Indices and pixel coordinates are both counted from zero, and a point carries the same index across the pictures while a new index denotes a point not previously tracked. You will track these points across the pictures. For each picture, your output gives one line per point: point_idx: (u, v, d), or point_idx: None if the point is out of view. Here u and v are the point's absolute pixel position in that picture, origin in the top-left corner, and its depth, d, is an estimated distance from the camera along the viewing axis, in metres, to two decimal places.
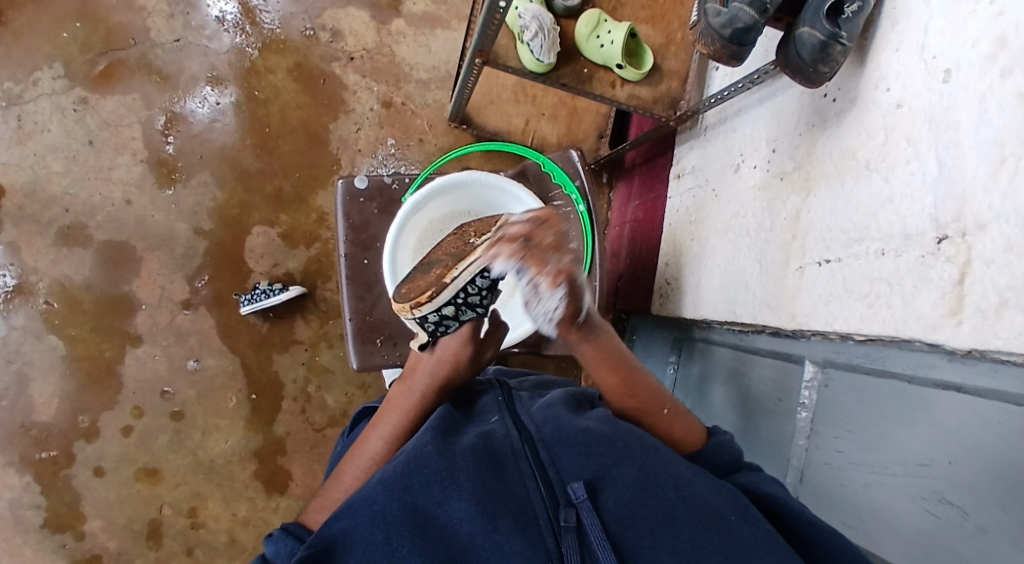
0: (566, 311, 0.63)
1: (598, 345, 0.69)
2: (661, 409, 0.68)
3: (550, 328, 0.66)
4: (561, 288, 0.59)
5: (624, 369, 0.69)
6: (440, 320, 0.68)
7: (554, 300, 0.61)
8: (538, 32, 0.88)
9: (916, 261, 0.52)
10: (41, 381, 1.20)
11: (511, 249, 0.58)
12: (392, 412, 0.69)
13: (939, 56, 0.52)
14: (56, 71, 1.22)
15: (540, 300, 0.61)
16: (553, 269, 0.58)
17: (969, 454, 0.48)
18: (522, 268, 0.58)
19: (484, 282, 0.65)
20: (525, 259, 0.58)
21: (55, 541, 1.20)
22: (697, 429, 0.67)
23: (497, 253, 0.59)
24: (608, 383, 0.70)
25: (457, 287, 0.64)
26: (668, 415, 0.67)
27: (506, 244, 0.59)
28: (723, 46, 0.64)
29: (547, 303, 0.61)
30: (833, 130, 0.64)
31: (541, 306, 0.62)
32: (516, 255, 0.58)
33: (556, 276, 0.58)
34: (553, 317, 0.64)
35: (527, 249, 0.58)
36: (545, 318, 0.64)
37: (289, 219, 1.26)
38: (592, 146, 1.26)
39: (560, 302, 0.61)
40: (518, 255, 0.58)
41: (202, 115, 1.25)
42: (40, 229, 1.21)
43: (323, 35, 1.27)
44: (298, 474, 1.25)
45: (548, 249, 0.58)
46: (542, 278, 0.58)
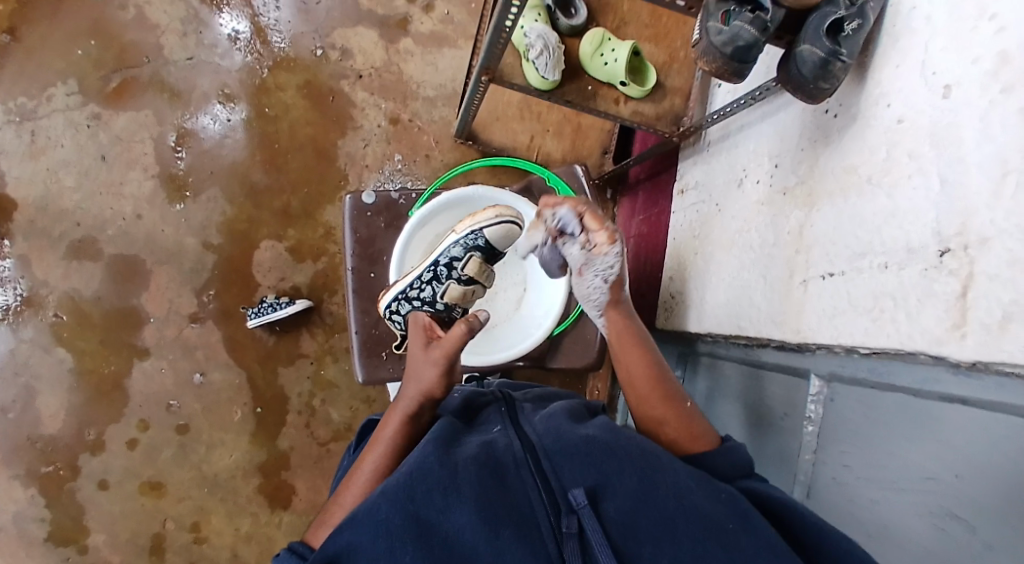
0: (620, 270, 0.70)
1: (634, 330, 0.76)
2: (684, 402, 0.71)
3: (601, 298, 0.73)
4: (616, 244, 0.67)
5: (653, 357, 0.75)
6: (394, 316, 0.83)
7: (610, 258, 0.68)
8: (543, 51, 0.90)
9: (919, 274, 0.53)
10: (48, 394, 1.21)
11: (578, 202, 0.66)
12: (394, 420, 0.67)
13: (939, 73, 0.53)
14: (69, 87, 1.24)
15: (598, 258, 0.68)
16: (611, 227, 0.67)
17: (975, 468, 0.48)
18: (584, 221, 0.66)
19: (427, 273, 0.79)
20: (587, 213, 0.66)
21: (58, 555, 1.20)
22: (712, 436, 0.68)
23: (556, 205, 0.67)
24: (635, 366, 0.74)
25: (403, 282, 0.81)
26: (688, 407, 0.71)
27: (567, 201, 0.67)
28: (725, 64, 0.65)
29: (604, 261, 0.68)
30: (836, 146, 0.65)
31: (597, 267, 0.69)
32: (581, 208, 0.66)
33: (614, 232, 0.67)
34: (608, 280, 0.71)
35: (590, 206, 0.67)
36: (599, 280, 0.71)
37: (297, 233, 1.27)
38: (596, 162, 1.27)
39: (616, 260, 0.68)
40: (582, 207, 0.66)
41: (213, 131, 1.27)
42: (51, 242, 1.22)
43: (332, 54, 1.30)
44: (302, 488, 1.25)
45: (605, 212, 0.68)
46: (602, 234, 0.66)
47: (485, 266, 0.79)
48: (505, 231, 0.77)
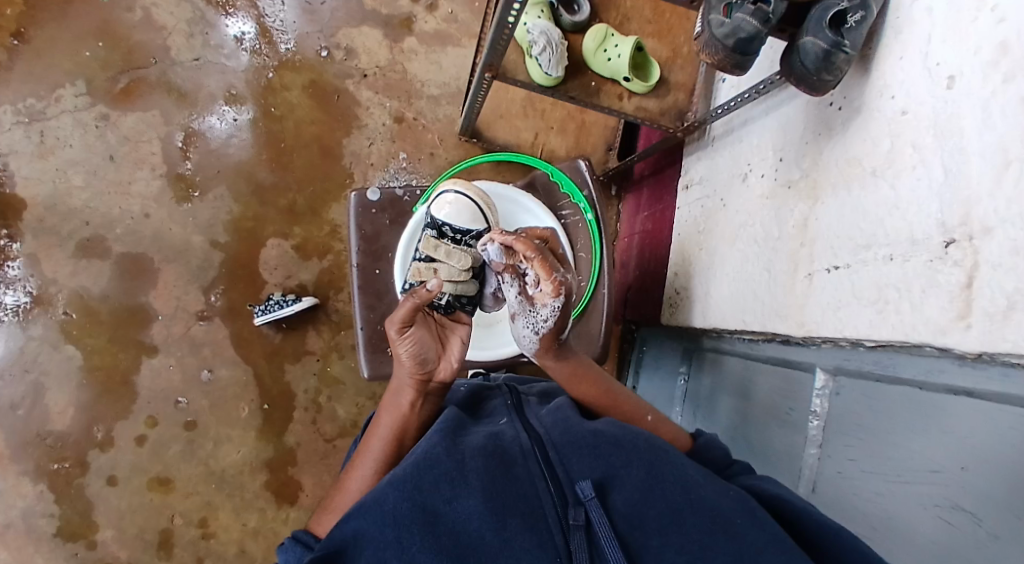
0: (554, 327, 0.67)
1: (574, 364, 0.72)
2: (646, 415, 0.71)
3: (531, 343, 0.70)
4: (559, 298, 0.64)
5: (602, 384, 0.72)
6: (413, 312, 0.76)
7: (548, 310, 0.65)
8: (546, 47, 0.91)
9: (924, 265, 0.53)
10: (58, 390, 1.22)
11: (525, 247, 0.63)
12: (400, 400, 0.68)
13: (942, 63, 0.53)
14: (77, 87, 1.25)
15: (534, 310, 0.66)
16: (558, 279, 0.63)
17: (981, 458, 0.48)
18: (535, 269, 0.63)
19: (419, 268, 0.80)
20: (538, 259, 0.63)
21: (67, 550, 1.21)
22: (685, 436, 0.69)
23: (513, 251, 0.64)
24: (588, 396, 0.71)
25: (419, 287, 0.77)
26: (652, 423, 0.71)
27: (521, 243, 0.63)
28: (727, 56, 0.65)
29: (540, 313, 0.66)
30: (839, 138, 0.65)
31: (533, 314, 0.66)
32: (532, 254, 0.63)
33: (561, 286, 0.63)
34: (539, 330, 0.67)
35: (542, 253, 0.63)
36: (530, 329, 0.68)
37: (303, 231, 1.28)
38: (600, 158, 1.28)
39: (553, 315, 0.65)
40: (533, 254, 0.63)
41: (220, 131, 1.28)
42: (60, 241, 1.24)
43: (337, 53, 1.31)
44: (309, 484, 1.26)
45: (556, 263, 0.64)
46: (548, 285, 0.63)
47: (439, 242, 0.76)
48: (455, 213, 0.80)
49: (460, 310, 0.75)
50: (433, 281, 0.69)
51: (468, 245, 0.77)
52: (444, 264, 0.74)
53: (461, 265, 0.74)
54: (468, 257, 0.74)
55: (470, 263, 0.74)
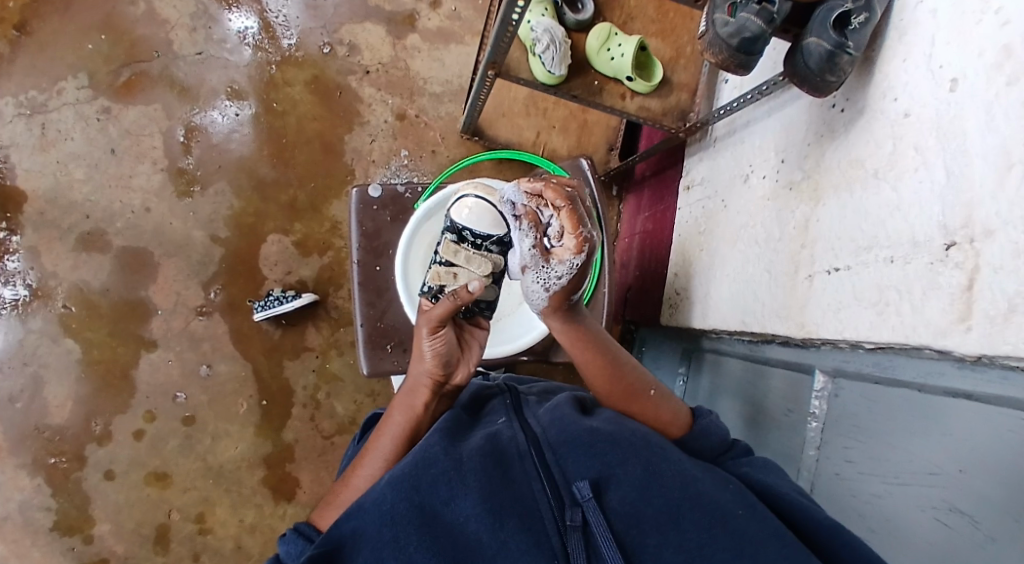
0: (566, 286, 0.63)
1: (580, 330, 0.70)
2: (646, 392, 0.68)
3: (540, 301, 0.65)
4: (580, 257, 0.60)
5: (606, 354, 0.70)
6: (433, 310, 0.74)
7: (564, 268, 0.61)
8: (549, 45, 0.90)
9: (925, 268, 0.53)
10: (57, 384, 1.22)
11: (558, 193, 0.59)
12: (416, 398, 0.67)
13: (945, 66, 0.53)
14: (79, 80, 1.25)
15: (548, 265, 0.61)
16: (584, 235, 0.59)
17: (980, 461, 0.48)
18: (562, 219, 0.59)
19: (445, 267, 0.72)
20: (567, 209, 0.60)
21: (64, 544, 1.21)
22: (684, 416, 0.67)
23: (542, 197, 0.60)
24: (588, 362, 0.70)
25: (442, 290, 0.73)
26: (654, 397, 0.68)
27: (553, 190, 0.60)
28: (731, 56, 0.65)
29: (554, 270, 0.61)
30: (842, 140, 0.65)
31: (546, 271, 0.62)
32: (563, 202, 0.59)
33: (585, 243, 0.59)
34: (549, 288, 0.63)
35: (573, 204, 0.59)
36: (539, 285, 0.63)
37: (303, 227, 1.28)
38: (602, 158, 1.28)
39: (568, 273, 0.61)
40: (564, 202, 0.59)
41: (222, 126, 1.28)
42: (61, 235, 1.23)
43: (340, 49, 1.31)
44: (306, 481, 1.26)
45: (585, 217, 0.60)
46: (573, 238, 0.59)
47: (459, 246, 0.71)
48: (473, 214, 0.70)
49: (478, 316, 0.73)
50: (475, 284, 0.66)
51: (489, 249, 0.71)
52: (464, 269, 0.72)
53: (482, 270, 0.71)
54: (488, 266, 0.71)
55: (491, 269, 0.71)
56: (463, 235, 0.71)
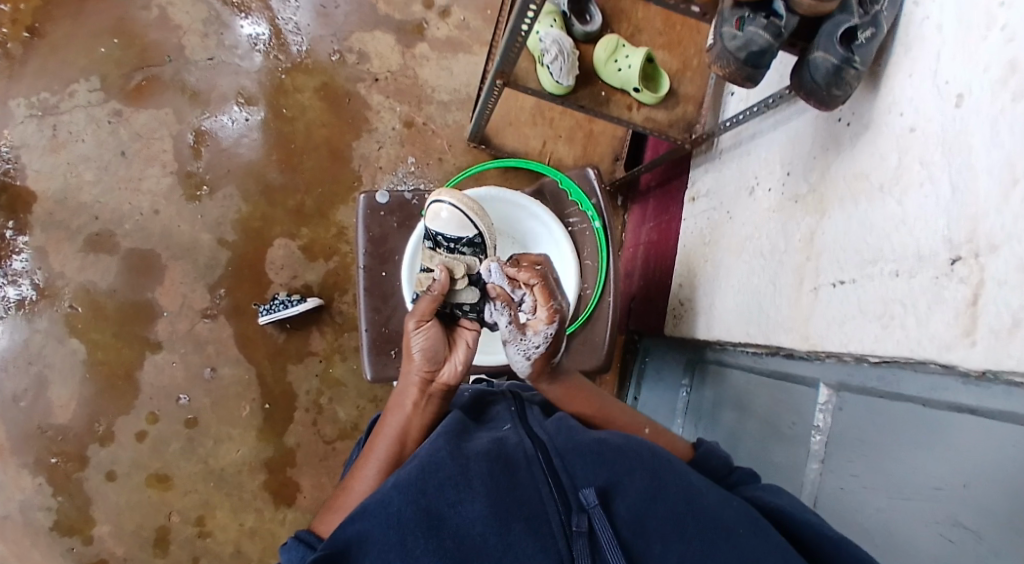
0: (543, 355, 0.67)
1: (567, 384, 0.72)
2: (642, 430, 0.72)
3: (522, 369, 0.68)
4: (554, 325, 0.66)
5: (597, 400, 0.73)
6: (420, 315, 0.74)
7: (541, 338, 0.66)
8: (558, 56, 0.92)
9: (930, 281, 0.53)
10: (61, 384, 1.22)
11: (531, 272, 0.67)
12: (406, 398, 0.67)
13: (950, 81, 0.53)
14: (91, 84, 1.26)
15: (525, 336, 0.66)
16: (555, 306, 0.66)
17: (984, 476, 0.48)
18: (536, 293, 0.66)
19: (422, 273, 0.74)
20: (540, 286, 0.66)
21: (64, 545, 1.21)
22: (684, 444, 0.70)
23: (516, 277, 0.67)
24: (585, 413, 0.71)
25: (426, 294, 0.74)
26: (649, 436, 0.72)
27: (525, 270, 0.67)
28: (739, 68, 0.65)
29: (532, 339, 0.66)
30: (847, 154, 0.66)
31: (524, 342, 0.66)
32: (535, 280, 0.66)
33: (557, 314, 0.66)
34: (529, 357, 0.67)
35: (544, 280, 0.67)
36: (520, 356, 0.67)
37: (310, 233, 1.29)
38: (607, 168, 1.29)
39: (544, 342, 0.66)
40: (536, 280, 0.66)
41: (231, 130, 1.29)
42: (69, 236, 1.24)
43: (350, 57, 1.32)
44: (307, 486, 1.26)
45: (555, 292, 0.67)
46: (545, 310, 0.66)
47: (435, 251, 0.72)
48: (446, 221, 0.71)
49: (463, 318, 0.70)
50: (440, 271, 0.68)
51: (462, 252, 0.71)
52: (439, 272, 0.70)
53: (456, 271, 0.69)
54: (461, 265, 0.70)
55: (465, 270, 0.70)
56: (439, 241, 0.72)
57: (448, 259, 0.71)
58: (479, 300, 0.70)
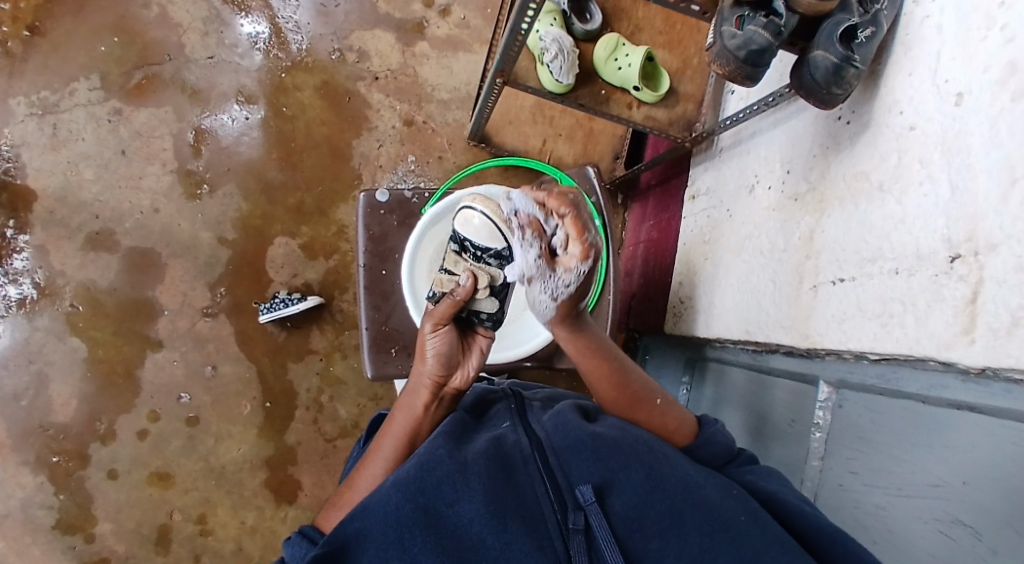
0: (573, 293, 0.62)
1: (588, 341, 0.69)
2: (655, 400, 0.69)
3: (548, 309, 0.64)
4: (587, 264, 0.58)
5: (616, 363, 0.70)
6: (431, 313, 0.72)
7: (571, 275, 0.59)
8: (557, 54, 0.92)
9: (929, 280, 0.53)
10: (61, 382, 1.22)
11: (561, 201, 0.57)
12: (417, 401, 0.67)
13: (951, 80, 0.53)
14: (91, 82, 1.26)
15: (552, 275, 0.60)
16: (589, 241, 0.57)
17: (982, 474, 0.48)
18: (565, 228, 0.57)
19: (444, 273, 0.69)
20: (571, 218, 0.57)
21: (65, 543, 1.21)
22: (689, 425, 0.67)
23: (546, 206, 0.58)
24: (590, 370, 0.70)
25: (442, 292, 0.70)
26: (660, 406, 0.68)
27: (556, 199, 0.57)
28: (738, 67, 0.65)
29: (559, 279, 0.60)
30: (847, 152, 0.66)
31: (553, 279, 0.60)
32: (566, 210, 0.57)
33: (591, 249, 0.57)
34: (557, 296, 0.62)
35: (577, 209, 0.57)
36: (546, 295, 0.62)
37: (310, 231, 1.29)
38: (608, 166, 1.29)
39: (573, 281, 0.60)
40: (567, 210, 0.57)
41: (231, 129, 1.29)
42: (69, 234, 1.24)
43: (350, 56, 1.32)
44: (308, 484, 1.26)
45: (590, 221, 0.58)
46: (577, 246, 0.57)
47: (460, 256, 0.67)
48: (476, 228, 0.65)
49: (478, 325, 0.69)
50: (466, 278, 0.65)
51: (490, 262, 0.66)
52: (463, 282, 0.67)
53: (482, 283, 0.66)
54: (486, 277, 0.66)
55: (489, 281, 0.66)
56: (466, 246, 0.66)
57: (474, 266, 0.66)
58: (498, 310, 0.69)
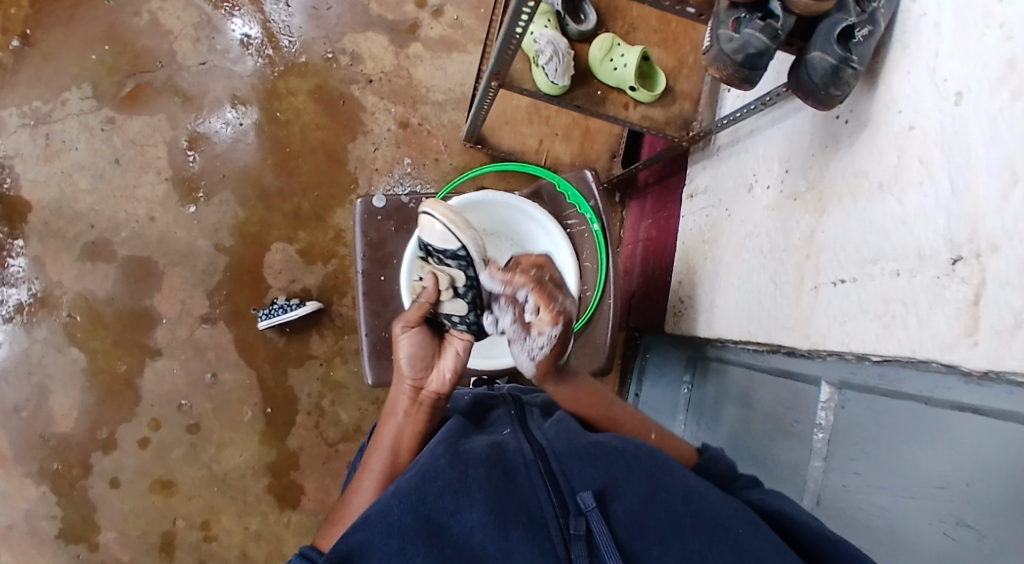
0: (550, 353, 0.66)
1: (575, 386, 0.71)
2: (649, 435, 0.70)
3: (528, 369, 0.68)
4: (558, 326, 0.64)
5: (605, 403, 0.71)
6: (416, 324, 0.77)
7: (545, 338, 0.64)
8: (552, 56, 0.91)
9: (931, 281, 0.53)
10: (62, 393, 1.22)
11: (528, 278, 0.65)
12: (397, 408, 0.67)
13: (949, 79, 0.53)
14: (84, 91, 1.25)
15: (530, 337, 0.65)
16: (557, 307, 0.63)
17: (985, 475, 0.48)
18: (533, 298, 0.63)
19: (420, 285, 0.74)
20: (538, 289, 0.64)
21: (69, 552, 1.21)
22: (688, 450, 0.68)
23: (512, 281, 0.65)
24: (592, 417, 0.70)
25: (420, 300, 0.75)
26: (655, 440, 0.69)
27: (521, 275, 0.65)
28: (736, 71, 0.65)
29: (535, 341, 0.65)
30: (847, 151, 0.66)
31: (529, 342, 0.65)
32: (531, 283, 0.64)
33: (559, 315, 0.63)
34: (535, 357, 0.66)
35: (541, 283, 0.64)
36: (526, 355, 0.67)
37: (307, 236, 1.28)
38: (605, 165, 1.28)
39: (549, 342, 0.65)
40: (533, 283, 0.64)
41: (225, 135, 1.28)
42: (66, 244, 1.24)
43: (343, 59, 1.31)
44: (311, 488, 1.26)
45: (557, 291, 0.65)
46: (547, 312, 0.63)
47: (426, 262, 0.72)
48: (435, 234, 0.71)
49: (451, 328, 0.71)
50: (428, 278, 0.70)
51: (446, 262, 0.70)
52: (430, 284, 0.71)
53: (443, 285, 0.70)
54: (446, 277, 0.70)
55: (450, 282, 0.70)
56: (430, 251, 0.72)
57: (437, 268, 0.71)
58: (467, 310, 0.70)
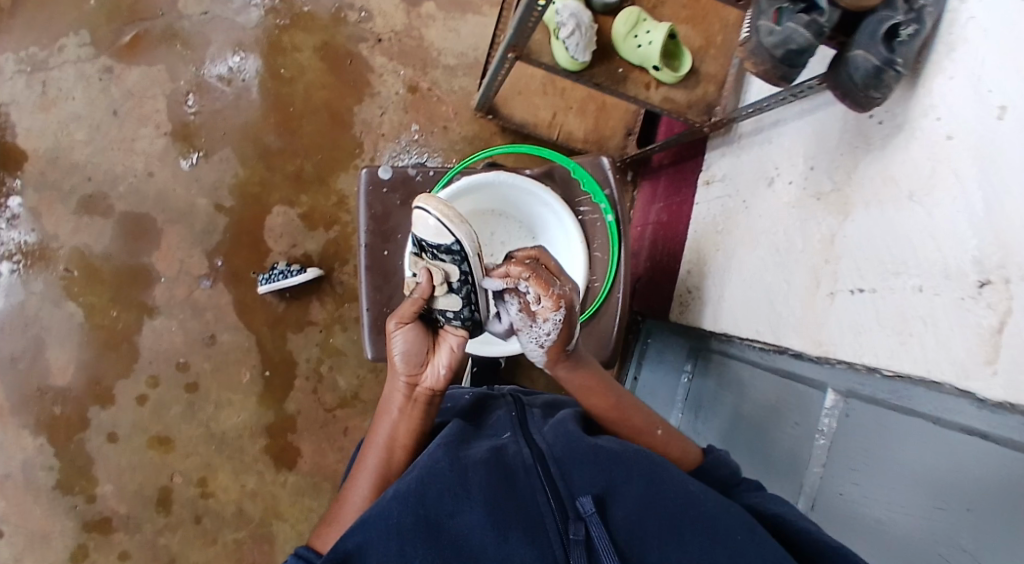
0: (558, 339, 0.66)
1: (587, 373, 0.70)
2: (655, 431, 0.69)
3: (539, 357, 0.69)
4: (560, 311, 0.63)
5: (614, 394, 0.70)
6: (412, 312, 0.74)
7: (551, 325, 0.64)
8: (575, 30, 0.85)
9: (954, 302, 0.51)
10: (59, 346, 1.21)
11: (520, 267, 0.64)
12: (392, 404, 0.67)
13: (994, 91, 0.50)
14: (81, 38, 1.20)
15: (535, 325, 0.65)
16: (556, 292, 0.63)
17: (988, 503, 0.48)
18: (532, 286, 0.63)
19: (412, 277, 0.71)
20: (536, 277, 0.63)
21: (66, 503, 1.23)
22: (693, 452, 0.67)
23: (509, 274, 0.64)
24: (597, 409, 0.69)
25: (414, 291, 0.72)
26: (661, 436, 0.68)
27: (516, 265, 0.64)
28: (774, 68, 0.61)
29: (541, 328, 0.65)
30: (878, 154, 0.62)
31: (535, 330, 0.65)
32: (527, 273, 0.63)
33: (560, 299, 0.63)
34: (543, 344, 0.66)
35: (536, 270, 0.63)
36: (534, 344, 0.67)
37: (310, 200, 1.25)
38: (617, 144, 1.23)
39: (554, 328, 0.65)
40: (528, 272, 0.63)
41: (227, 91, 1.23)
42: (62, 197, 1.21)
43: (351, 15, 1.25)
44: (307, 450, 1.27)
45: (552, 275, 0.64)
46: (547, 299, 0.63)
47: (420, 257, 0.69)
48: (428, 228, 0.67)
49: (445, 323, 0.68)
50: (421, 273, 0.67)
51: (441, 257, 0.67)
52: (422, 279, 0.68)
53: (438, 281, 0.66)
54: (440, 273, 0.66)
55: (444, 278, 0.66)
56: (423, 247, 0.68)
57: (431, 264, 0.67)
58: (463, 307, 0.67)
